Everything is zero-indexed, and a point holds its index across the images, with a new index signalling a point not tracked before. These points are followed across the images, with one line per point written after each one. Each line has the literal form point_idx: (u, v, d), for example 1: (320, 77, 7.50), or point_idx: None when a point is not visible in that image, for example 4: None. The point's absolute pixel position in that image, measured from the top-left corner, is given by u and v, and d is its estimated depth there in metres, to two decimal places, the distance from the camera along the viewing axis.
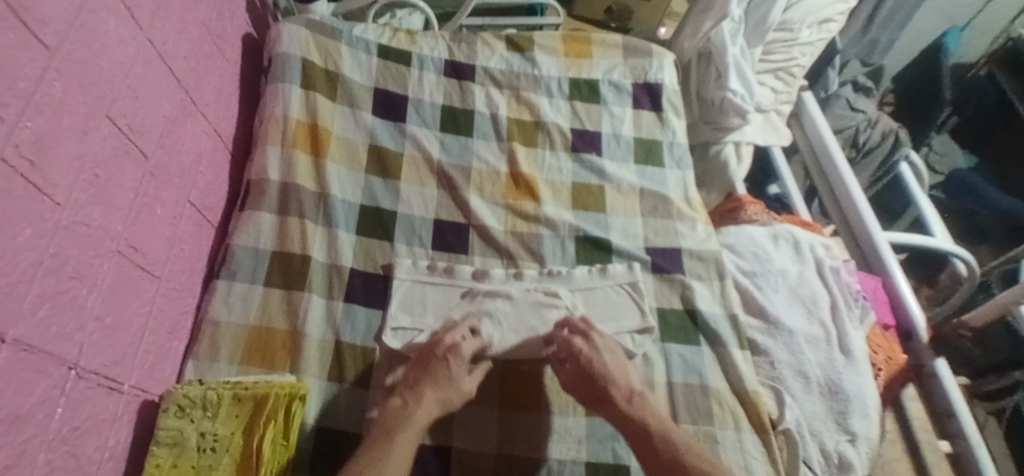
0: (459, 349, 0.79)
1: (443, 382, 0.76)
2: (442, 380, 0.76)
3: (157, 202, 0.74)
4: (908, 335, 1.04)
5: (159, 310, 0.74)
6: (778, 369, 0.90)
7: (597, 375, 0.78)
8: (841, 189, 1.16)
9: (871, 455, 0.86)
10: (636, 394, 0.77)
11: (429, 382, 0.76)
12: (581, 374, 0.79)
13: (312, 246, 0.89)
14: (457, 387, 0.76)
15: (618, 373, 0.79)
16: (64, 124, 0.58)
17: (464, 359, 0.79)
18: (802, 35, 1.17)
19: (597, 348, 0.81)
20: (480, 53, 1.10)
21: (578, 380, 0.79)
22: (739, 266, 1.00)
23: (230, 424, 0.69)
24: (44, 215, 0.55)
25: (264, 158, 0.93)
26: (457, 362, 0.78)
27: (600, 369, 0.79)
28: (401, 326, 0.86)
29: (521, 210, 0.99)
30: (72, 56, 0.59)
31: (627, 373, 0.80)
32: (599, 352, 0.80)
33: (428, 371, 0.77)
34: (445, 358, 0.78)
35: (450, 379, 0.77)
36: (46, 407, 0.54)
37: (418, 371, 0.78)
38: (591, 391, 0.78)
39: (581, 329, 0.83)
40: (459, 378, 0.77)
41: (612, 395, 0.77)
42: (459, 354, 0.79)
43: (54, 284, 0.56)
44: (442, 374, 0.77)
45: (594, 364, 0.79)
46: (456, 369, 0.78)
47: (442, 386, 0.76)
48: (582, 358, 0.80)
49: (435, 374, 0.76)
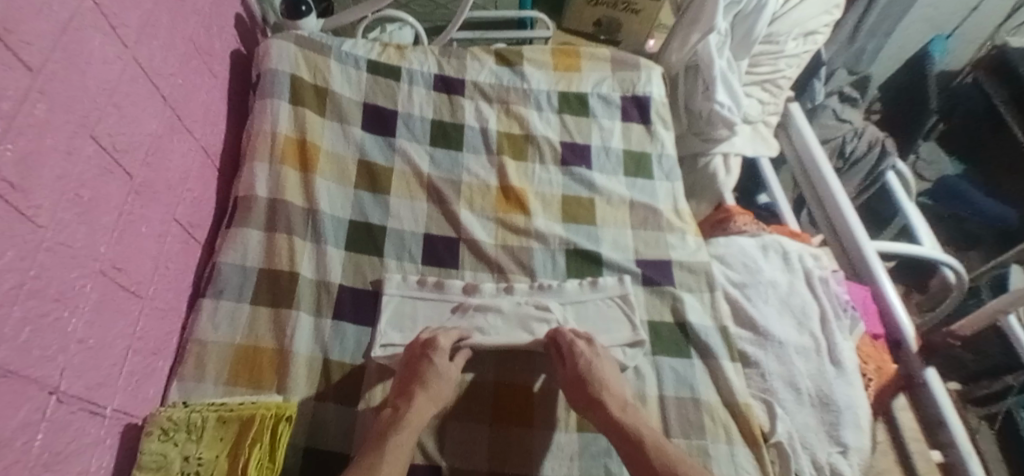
0: (436, 343, 0.80)
1: (428, 375, 0.77)
2: (431, 377, 0.77)
3: (143, 220, 0.74)
4: (897, 343, 1.05)
5: (144, 330, 0.74)
6: (769, 381, 0.90)
7: (592, 379, 0.79)
8: (830, 199, 1.16)
9: (863, 466, 0.85)
10: (628, 404, 0.77)
11: (418, 385, 0.76)
12: (577, 379, 0.79)
13: (300, 263, 0.89)
14: (442, 376, 0.78)
15: (611, 378, 0.80)
16: (49, 143, 0.57)
17: (443, 351, 0.80)
18: (789, 47, 1.18)
19: (597, 354, 0.82)
20: (469, 67, 1.11)
21: (574, 386, 0.79)
22: (728, 277, 1.00)
23: (215, 446, 0.68)
24: (26, 236, 0.54)
25: (252, 174, 0.93)
26: (438, 357, 0.79)
27: (596, 373, 0.79)
28: (391, 342, 0.86)
29: (511, 223, 0.99)
30: (57, 75, 0.59)
31: (622, 384, 0.80)
32: (597, 355, 0.81)
33: (417, 376, 0.77)
34: (426, 355, 0.79)
35: (438, 375, 0.78)
36: (28, 432, 0.53)
37: (407, 377, 0.78)
38: (583, 396, 0.78)
39: (586, 332, 0.84)
40: (443, 366, 0.79)
41: (606, 402, 0.77)
42: (438, 348, 0.80)
43: (36, 307, 0.55)
44: (429, 373, 0.77)
45: (592, 367, 0.80)
46: (438, 362, 0.79)
47: (431, 385, 0.77)
48: (581, 361, 0.80)
49: (423, 374, 0.77)
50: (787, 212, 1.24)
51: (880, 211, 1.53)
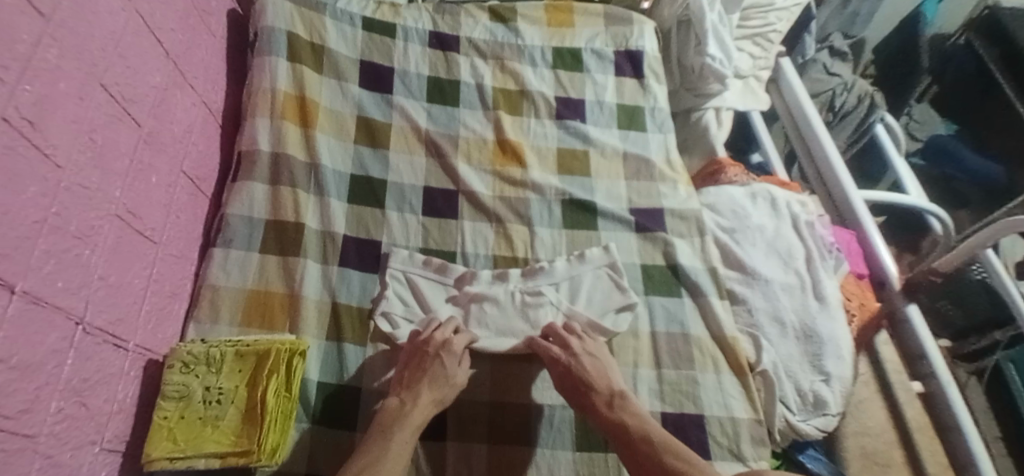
0: (451, 345, 0.80)
1: (438, 377, 0.77)
2: (439, 378, 0.77)
3: (152, 170, 0.77)
4: (880, 283, 1.10)
5: (159, 273, 0.78)
6: (755, 316, 0.94)
7: (576, 384, 0.79)
8: (819, 152, 1.20)
9: (845, 394, 0.90)
10: (616, 397, 0.77)
11: (427, 382, 0.77)
12: (564, 383, 0.80)
13: (305, 214, 0.92)
14: (451, 381, 0.78)
15: (598, 375, 0.79)
16: (62, 88, 0.60)
17: (456, 354, 0.80)
18: (778, 0, 1.25)
19: (575, 355, 0.81)
20: (463, 24, 1.13)
21: (564, 389, 0.80)
22: (719, 224, 1.04)
23: (235, 378, 0.74)
24: (45, 175, 0.58)
25: (253, 129, 0.96)
26: (450, 359, 0.79)
27: (582, 374, 0.79)
28: (390, 311, 0.87)
29: (509, 175, 1.02)
30: (67, 23, 0.62)
31: (610, 374, 0.80)
32: (578, 358, 0.80)
33: (425, 372, 0.78)
34: (438, 357, 0.79)
35: (448, 377, 0.78)
36: (57, 358, 0.58)
37: (414, 372, 0.78)
38: (575, 398, 0.79)
39: (561, 336, 0.83)
40: (454, 370, 0.79)
41: (594, 402, 0.77)
42: (451, 350, 0.80)
43: (59, 242, 0.59)
44: (440, 374, 0.78)
45: (573, 373, 0.79)
46: (449, 364, 0.79)
47: (439, 386, 0.77)
48: (561, 366, 0.80)
49: (431, 372, 0.78)
50: (778, 165, 1.28)
51: (869, 169, 1.57)
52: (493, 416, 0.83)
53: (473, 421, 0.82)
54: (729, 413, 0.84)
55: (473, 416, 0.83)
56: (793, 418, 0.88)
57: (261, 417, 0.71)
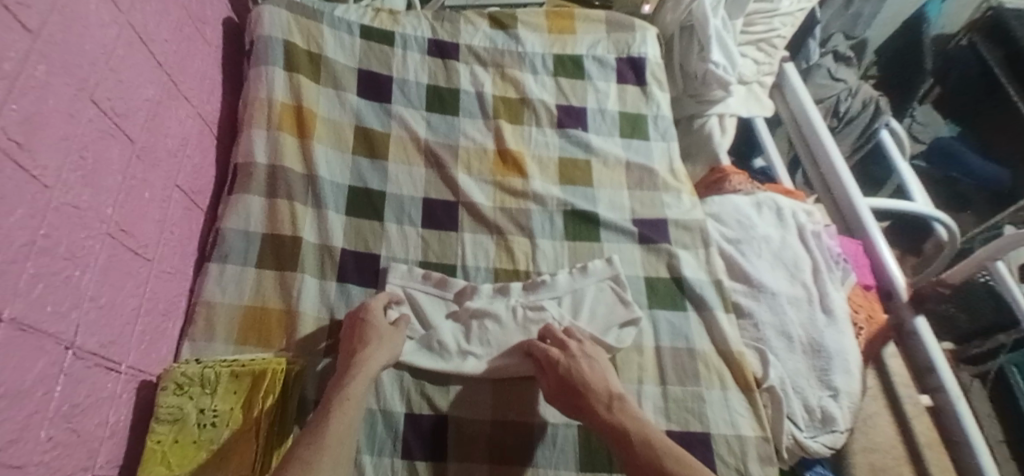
0: (370, 305, 0.82)
1: (367, 334, 0.79)
2: (369, 334, 0.79)
3: (145, 185, 0.75)
4: (886, 294, 1.09)
5: (153, 291, 0.76)
6: (762, 330, 0.93)
7: (575, 385, 0.77)
8: (825, 161, 1.19)
9: (853, 408, 0.89)
10: (615, 400, 0.76)
11: (359, 343, 0.78)
12: (561, 384, 0.78)
13: (303, 227, 0.90)
14: (379, 334, 0.79)
15: (596, 376, 0.78)
16: (51, 105, 0.59)
17: (376, 310, 0.82)
18: (782, 5, 1.23)
19: (574, 356, 0.80)
20: (463, 32, 1.11)
21: (562, 391, 0.78)
22: (723, 234, 1.02)
23: (230, 399, 0.72)
24: (33, 195, 0.56)
25: (250, 141, 0.94)
26: (373, 316, 0.81)
27: (580, 375, 0.78)
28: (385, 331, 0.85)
29: (510, 186, 1.00)
30: (55, 38, 0.60)
31: (608, 377, 0.79)
32: (576, 359, 0.80)
33: (356, 336, 0.79)
34: (362, 319, 0.80)
35: (377, 333, 0.79)
36: (46, 385, 0.56)
37: (349, 340, 0.80)
38: (572, 400, 0.77)
39: (560, 338, 0.83)
40: (380, 325, 0.80)
41: (593, 403, 0.76)
42: (371, 309, 0.82)
43: (48, 265, 0.57)
44: (367, 332, 0.79)
45: (572, 372, 0.78)
46: (375, 320, 0.80)
47: (372, 342, 0.78)
48: (560, 368, 0.79)
49: (361, 334, 0.79)
50: (782, 171, 1.26)
51: (875, 174, 1.56)
52: (494, 433, 0.81)
53: (474, 440, 0.80)
54: (737, 431, 0.82)
55: (474, 434, 0.81)
56: (800, 434, 0.87)
57: (257, 439, 0.70)
